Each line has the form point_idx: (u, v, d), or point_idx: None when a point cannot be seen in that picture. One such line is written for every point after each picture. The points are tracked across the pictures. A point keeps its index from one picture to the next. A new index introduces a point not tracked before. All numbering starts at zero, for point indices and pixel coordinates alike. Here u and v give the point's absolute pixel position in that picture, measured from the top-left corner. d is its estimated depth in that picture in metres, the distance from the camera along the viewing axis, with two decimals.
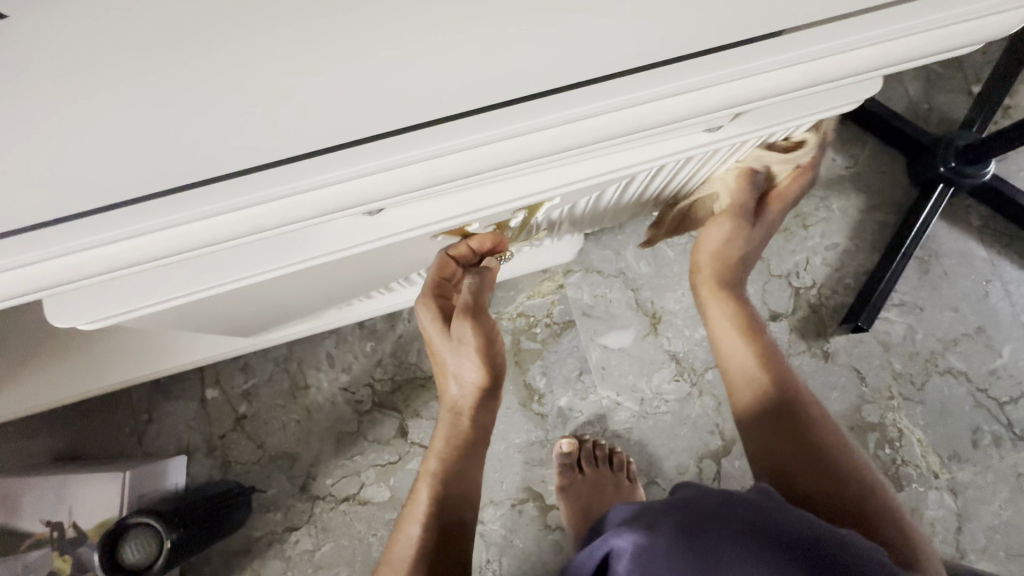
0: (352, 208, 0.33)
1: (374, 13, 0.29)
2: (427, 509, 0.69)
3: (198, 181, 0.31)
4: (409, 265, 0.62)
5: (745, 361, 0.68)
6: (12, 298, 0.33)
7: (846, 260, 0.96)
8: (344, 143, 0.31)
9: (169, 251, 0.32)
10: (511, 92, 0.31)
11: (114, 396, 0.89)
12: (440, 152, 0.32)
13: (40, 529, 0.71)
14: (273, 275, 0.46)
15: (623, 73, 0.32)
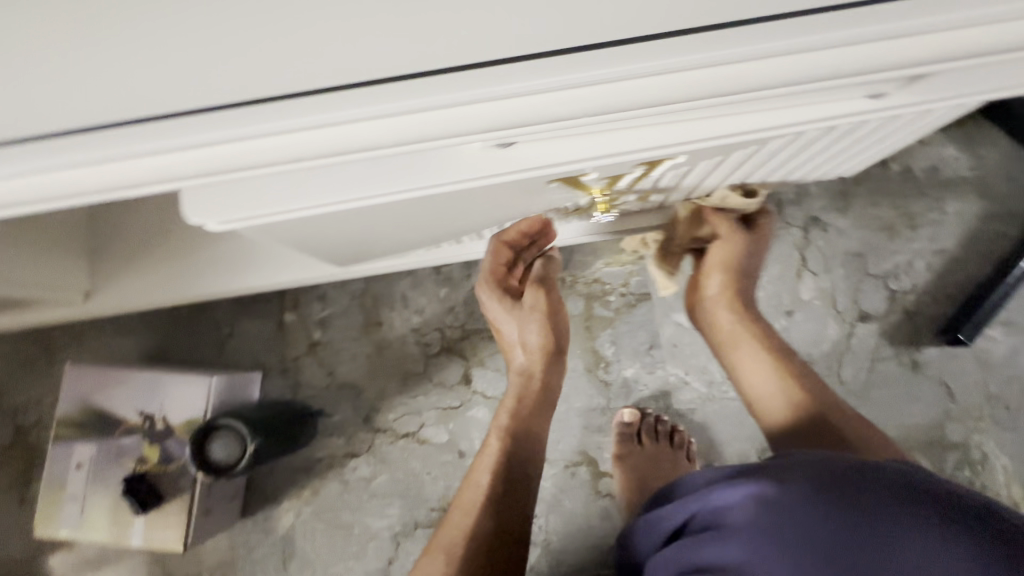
0: (513, 129, 0.33)
1: None
2: (497, 457, 0.70)
3: (369, 81, 0.31)
4: (510, 210, 0.61)
5: (768, 381, 0.70)
6: (178, 181, 0.34)
7: (952, 268, 0.89)
8: (530, 55, 0.30)
9: (333, 149, 0.33)
10: (695, 21, 0.30)
11: (200, 307, 0.93)
12: (615, 77, 0.31)
13: (132, 419, 0.76)
14: (399, 196, 0.46)
15: (824, 9, 0.30)
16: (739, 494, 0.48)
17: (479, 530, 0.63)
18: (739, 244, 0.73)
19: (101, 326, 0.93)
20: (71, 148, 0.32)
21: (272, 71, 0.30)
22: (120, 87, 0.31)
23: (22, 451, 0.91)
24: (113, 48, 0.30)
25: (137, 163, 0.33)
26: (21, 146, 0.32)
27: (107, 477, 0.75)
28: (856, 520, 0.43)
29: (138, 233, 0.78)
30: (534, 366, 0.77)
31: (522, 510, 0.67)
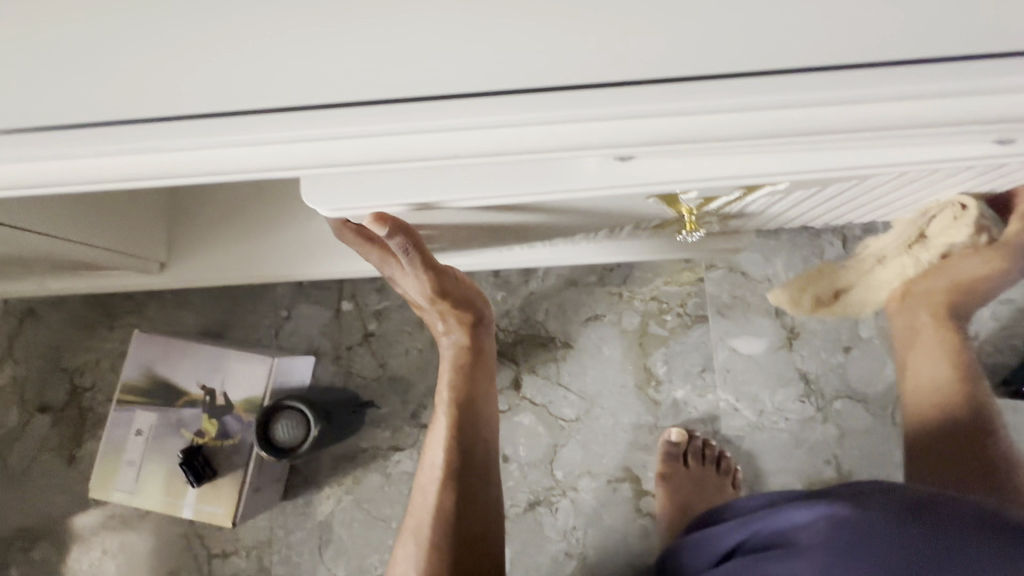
0: (663, 146, 0.34)
1: None
2: (447, 437, 0.65)
3: (535, 88, 0.32)
4: (595, 221, 0.62)
5: (937, 379, 0.73)
6: (334, 167, 0.37)
7: (1019, 319, 0.87)
8: (697, 76, 0.32)
9: (489, 150, 0.35)
10: (854, 55, 0.31)
11: (260, 288, 0.95)
12: (779, 105, 0.32)
13: (194, 391, 0.77)
14: (513, 200, 0.47)
15: (988, 55, 0.31)
16: (812, 513, 0.49)
17: (440, 516, 0.62)
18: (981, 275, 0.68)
19: (163, 298, 0.95)
20: (240, 128, 0.34)
21: (454, 69, 0.33)
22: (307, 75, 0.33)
23: (75, 413, 0.92)
24: (303, 42, 0.33)
25: (308, 147, 0.35)
26: (205, 120, 0.34)
27: (166, 445, 0.76)
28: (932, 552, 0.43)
29: (216, 212, 0.80)
30: (457, 337, 0.69)
31: (481, 486, 0.66)
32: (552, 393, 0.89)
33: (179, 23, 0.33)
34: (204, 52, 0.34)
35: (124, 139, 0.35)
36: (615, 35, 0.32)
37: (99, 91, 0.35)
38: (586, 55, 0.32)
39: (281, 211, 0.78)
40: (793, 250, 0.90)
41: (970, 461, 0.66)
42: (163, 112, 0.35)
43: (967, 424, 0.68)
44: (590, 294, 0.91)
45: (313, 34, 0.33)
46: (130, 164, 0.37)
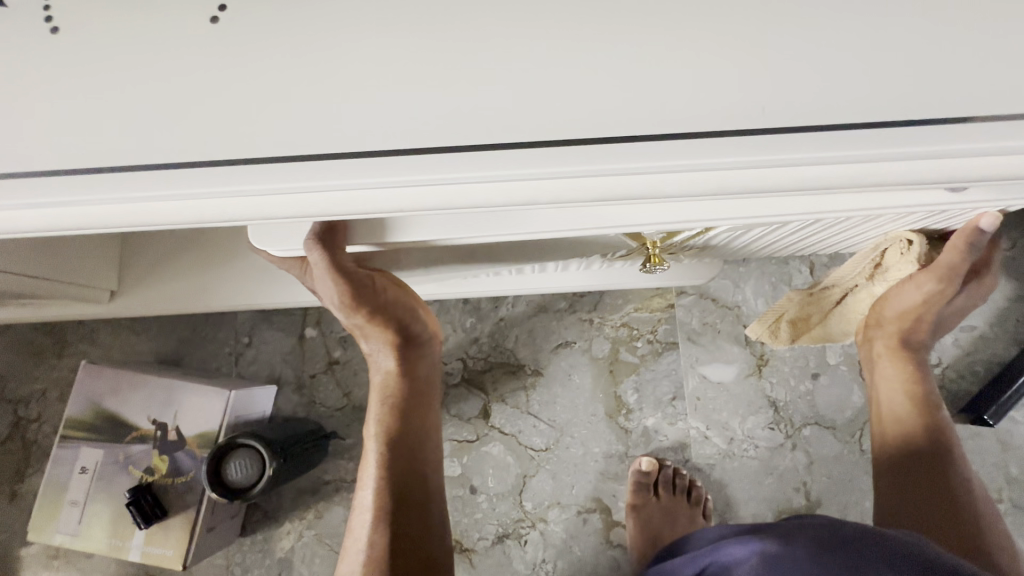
0: (612, 202, 0.34)
1: (673, 21, 0.31)
2: (376, 475, 0.58)
3: (480, 145, 0.31)
4: (559, 253, 0.61)
5: (895, 399, 0.71)
6: (278, 217, 0.35)
7: (979, 346, 0.89)
8: (652, 134, 0.31)
9: (438, 203, 0.34)
10: (794, 118, 0.31)
11: (221, 315, 0.91)
12: (725, 166, 0.32)
13: (145, 426, 0.73)
14: (472, 240, 0.46)
15: (924, 121, 0.31)
16: (747, 549, 0.48)
17: (370, 564, 0.55)
18: (930, 303, 0.62)
19: (117, 325, 0.91)
20: (170, 181, 0.32)
21: (403, 122, 0.32)
22: (241, 128, 0.32)
23: (19, 446, 0.88)
24: (241, 95, 0.32)
25: (250, 200, 0.34)
26: (138, 171, 0.32)
27: (112, 484, 0.72)
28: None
29: (169, 241, 0.76)
30: (385, 363, 0.62)
31: (421, 526, 0.58)
32: (521, 421, 0.87)
33: (119, 72, 0.32)
34: (143, 100, 0.32)
35: (50, 190, 0.33)
36: (558, 94, 0.31)
37: (25, 139, 0.33)
38: (539, 111, 0.31)
39: (237, 238, 0.74)
40: (761, 277, 0.90)
41: (928, 489, 0.65)
42: (84, 160, 0.32)
43: (923, 452, 0.67)
44: (560, 321, 0.90)
45: (256, 82, 0.32)
46: (52, 214, 0.34)
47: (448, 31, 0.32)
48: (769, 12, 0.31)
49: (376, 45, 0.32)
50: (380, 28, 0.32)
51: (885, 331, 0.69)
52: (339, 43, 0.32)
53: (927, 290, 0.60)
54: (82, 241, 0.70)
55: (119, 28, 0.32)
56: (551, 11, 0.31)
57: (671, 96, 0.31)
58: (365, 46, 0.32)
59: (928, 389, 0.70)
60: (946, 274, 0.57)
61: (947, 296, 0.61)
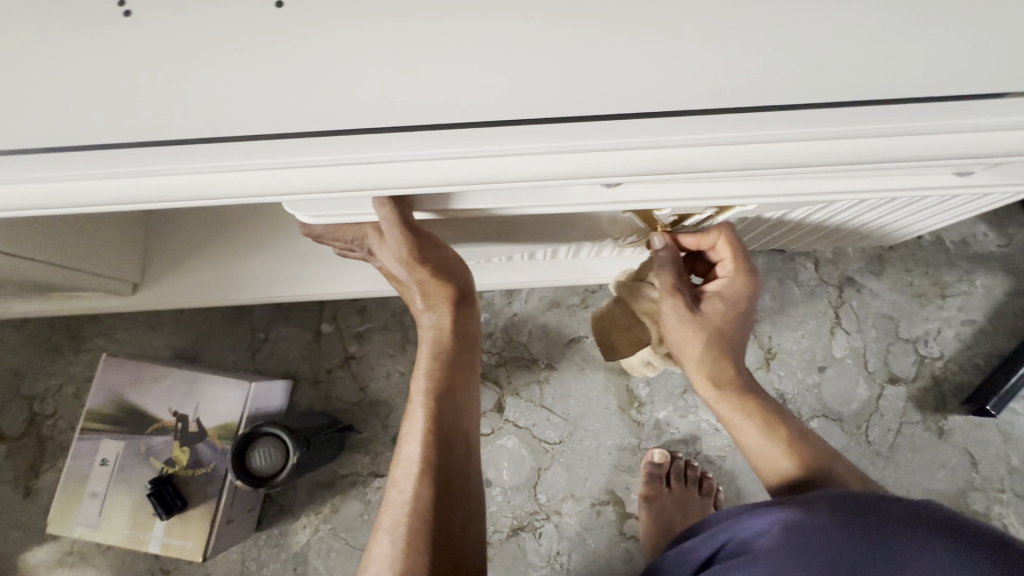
0: (646, 175, 0.36)
1: (704, 4, 0.33)
2: (424, 429, 0.59)
3: (525, 120, 0.34)
4: (578, 234, 0.65)
5: (768, 445, 0.65)
6: (337, 193, 0.37)
7: (979, 339, 0.92)
8: (686, 110, 0.34)
9: (484, 176, 0.36)
10: (814, 93, 0.33)
11: (238, 311, 0.92)
12: (752, 141, 0.35)
13: (166, 417, 0.74)
14: (506, 208, 0.48)
15: (932, 97, 0.34)
16: (767, 520, 0.50)
17: (416, 514, 0.56)
18: (692, 321, 0.64)
19: (134, 319, 0.92)
20: (240, 151, 0.35)
21: (464, 98, 0.34)
22: (300, 103, 0.34)
23: (33, 441, 0.88)
24: (298, 71, 0.34)
25: (309, 171, 0.36)
26: (205, 144, 0.35)
27: (133, 475, 0.73)
28: (873, 540, 0.44)
29: (194, 235, 0.79)
30: (439, 320, 0.63)
31: (465, 477, 0.60)
32: (534, 415, 0.89)
33: (193, 47, 0.34)
34: (215, 74, 0.34)
35: (124, 162, 0.35)
36: (596, 71, 0.34)
37: (102, 113, 0.34)
38: (593, 86, 0.34)
39: (258, 233, 0.78)
40: (766, 274, 0.93)
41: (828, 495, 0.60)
42: (153, 135, 0.34)
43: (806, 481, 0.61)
44: (573, 315, 0.91)
45: (324, 58, 0.34)
46: (116, 186, 0.36)
47: (493, 12, 0.34)
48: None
49: (440, 22, 0.34)
50: (443, 6, 0.34)
51: (728, 374, 0.68)
52: (390, 24, 0.33)
53: (732, 291, 0.65)
54: (107, 234, 0.71)
55: (180, 10, 0.34)
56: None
57: (716, 72, 0.33)
58: (429, 21, 0.34)
59: (759, 406, 0.68)
60: (738, 263, 0.63)
61: (741, 298, 0.66)
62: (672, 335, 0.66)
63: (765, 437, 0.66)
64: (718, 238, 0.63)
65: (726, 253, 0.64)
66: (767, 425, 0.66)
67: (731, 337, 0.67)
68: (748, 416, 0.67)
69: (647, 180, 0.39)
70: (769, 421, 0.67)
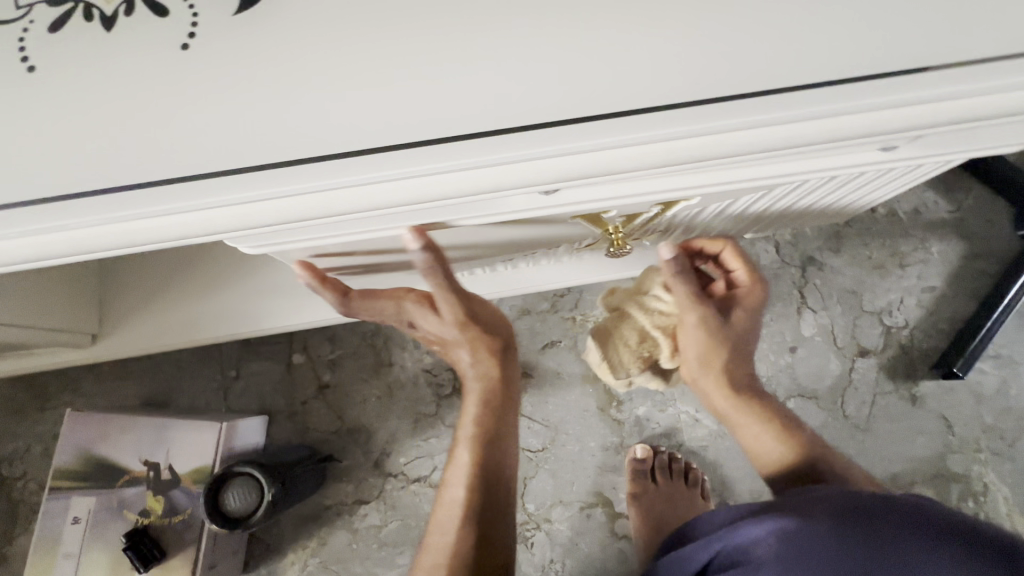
0: (569, 180, 0.36)
1: (608, 13, 0.35)
2: (469, 473, 0.60)
3: (443, 138, 0.35)
4: (533, 243, 0.64)
5: (774, 443, 0.68)
6: (259, 228, 0.37)
7: (941, 304, 0.94)
8: (599, 116, 0.35)
9: (408, 199, 0.36)
10: (720, 87, 0.34)
11: (206, 350, 0.91)
12: (667, 137, 0.35)
13: (137, 467, 0.73)
14: (445, 223, 0.48)
15: (834, 81, 0.35)
16: (763, 528, 0.51)
17: (459, 557, 0.57)
18: (716, 331, 0.63)
19: (99, 371, 0.90)
20: (157, 196, 0.34)
21: (386, 122, 0.35)
22: (218, 142, 0.34)
23: (5, 505, 0.85)
24: (216, 112, 0.34)
25: (233, 209, 0.35)
26: (124, 192, 0.34)
27: (108, 529, 0.71)
28: (870, 546, 0.46)
29: (150, 280, 0.78)
30: (488, 370, 0.62)
31: (504, 519, 0.61)
32: None
33: (110, 96, 0.34)
34: (133, 122, 0.34)
35: (48, 217, 0.35)
36: (507, 86, 0.35)
37: (24, 170, 0.34)
38: (512, 101, 0.35)
39: (216, 271, 0.77)
40: None
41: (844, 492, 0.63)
42: (73, 188, 0.34)
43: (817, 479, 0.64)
44: (544, 321, 0.92)
45: (243, 96, 0.34)
46: (42, 241, 0.36)
47: (405, 40, 0.35)
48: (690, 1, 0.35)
49: (356, 51, 0.34)
50: (357, 34, 0.34)
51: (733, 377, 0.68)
52: (304, 60, 0.34)
53: (742, 299, 0.66)
54: (59, 288, 0.70)
55: (93, 64, 0.34)
56: (499, 15, 0.35)
57: (628, 75, 0.35)
58: (345, 50, 0.34)
59: (765, 409, 0.70)
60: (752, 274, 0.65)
61: (755, 305, 0.67)
62: (691, 342, 0.63)
63: (773, 437, 0.68)
64: (723, 249, 0.65)
65: (735, 264, 0.66)
66: (775, 426, 0.69)
67: (741, 343, 0.67)
68: (758, 419, 0.69)
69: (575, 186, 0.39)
70: (776, 422, 0.69)
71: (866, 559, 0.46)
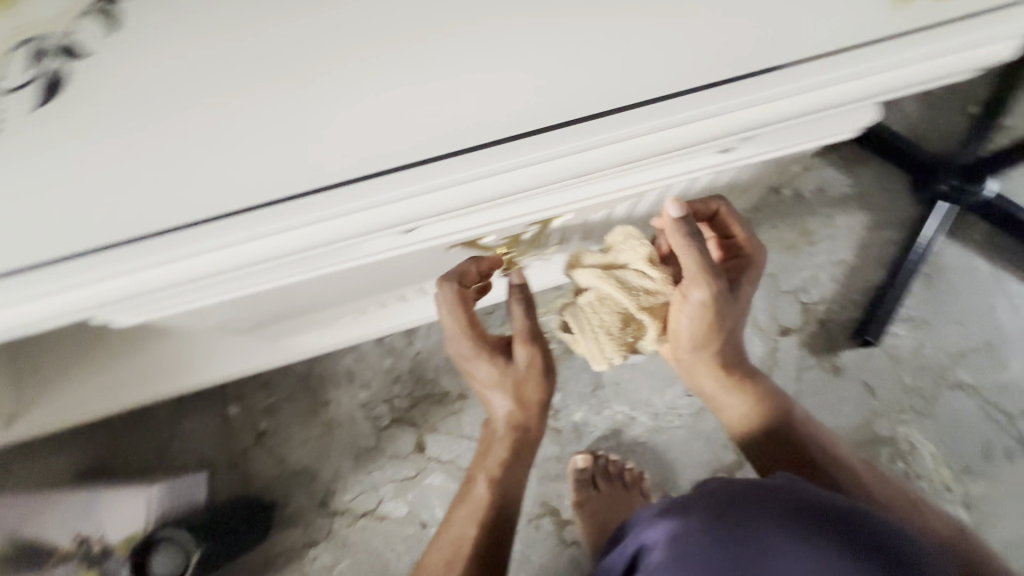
0: (390, 227, 0.38)
1: (405, 70, 0.37)
2: (483, 508, 0.63)
3: (259, 205, 0.37)
4: (427, 273, 0.64)
5: (748, 414, 0.69)
6: (110, 301, 0.39)
7: (852, 276, 0.98)
8: (403, 166, 0.37)
9: (241, 262, 0.38)
10: (515, 128, 0.37)
11: (138, 414, 0.90)
12: (471, 177, 0.37)
13: (67, 544, 0.72)
14: (312, 273, 0.48)
15: (620, 107, 0.37)
16: (657, 532, 0.49)
17: None
18: (722, 306, 0.59)
19: (28, 450, 0.88)
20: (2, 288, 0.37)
21: (217, 191, 0.37)
22: (54, 234, 0.37)
23: None
24: (48, 207, 0.37)
25: (77, 291, 0.38)
26: None
27: None
28: (743, 550, 0.43)
29: None
30: (525, 419, 0.65)
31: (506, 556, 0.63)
32: (456, 446, 0.89)
33: None
34: None
35: None
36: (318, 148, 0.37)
37: None
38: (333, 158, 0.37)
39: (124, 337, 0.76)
40: None
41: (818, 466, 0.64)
42: None
43: (793, 451, 0.65)
44: None
45: (74, 187, 0.37)
46: None
47: (219, 118, 0.37)
48: (480, 50, 0.37)
49: (178, 132, 0.37)
50: (178, 117, 0.37)
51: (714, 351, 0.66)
52: (124, 148, 0.37)
53: (740, 269, 0.65)
54: None
55: None
56: (304, 83, 0.37)
57: (438, 121, 0.37)
58: (169, 131, 0.37)
59: (747, 383, 0.69)
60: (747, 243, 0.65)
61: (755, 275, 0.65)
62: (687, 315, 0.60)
63: (749, 407, 0.69)
64: (720, 211, 0.64)
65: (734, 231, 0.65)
66: (752, 398, 0.69)
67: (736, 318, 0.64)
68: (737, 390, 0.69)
69: (404, 228, 0.41)
70: (753, 394, 0.69)
71: (740, 562, 0.43)
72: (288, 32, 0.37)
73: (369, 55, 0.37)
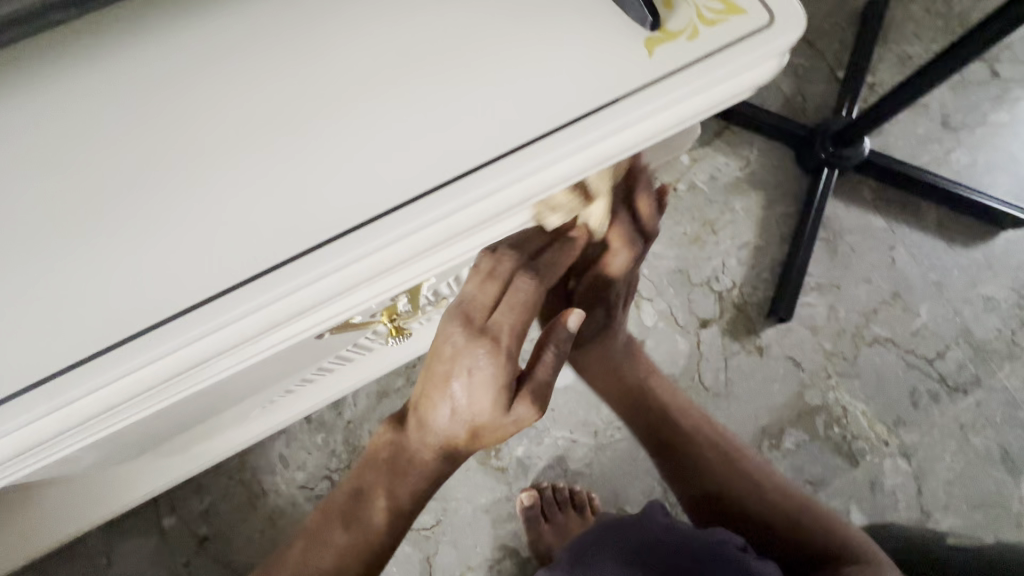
0: (184, 373, 0.34)
1: (163, 203, 0.33)
2: (364, 539, 0.49)
3: (10, 394, 0.30)
4: (313, 360, 0.63)
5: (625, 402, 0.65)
6: None
7: (758, 255, 1.00)
8: (176, 313, 0.32)
9: (14, 452, 0.32)
10: (297, 245, 0.33)
11: (65, 550, 0.86)
12: (260, 307, 0.33)
13: None
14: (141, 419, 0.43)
15: (410, 200, 0.34)
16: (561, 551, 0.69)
17: None
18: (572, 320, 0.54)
19: None
20: None
21: None
22: None
23: None
24: None
25: None
26: None
27: None
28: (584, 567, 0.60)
29: None
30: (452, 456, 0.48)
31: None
32: None
33: None
34: None
35: None
36: (70, 310, 0.32)
37: None
38: (82, 325, 0.31)
39: None
40: None
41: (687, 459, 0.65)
42: None
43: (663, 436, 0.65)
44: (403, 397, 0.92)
45: None
46: None
47: None
48: (249, 164, 0.34)
49: None
50: None
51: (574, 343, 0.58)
52: None
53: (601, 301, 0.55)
54: None
55: None
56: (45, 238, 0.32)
57: (200, 262, 0.32)
58: None
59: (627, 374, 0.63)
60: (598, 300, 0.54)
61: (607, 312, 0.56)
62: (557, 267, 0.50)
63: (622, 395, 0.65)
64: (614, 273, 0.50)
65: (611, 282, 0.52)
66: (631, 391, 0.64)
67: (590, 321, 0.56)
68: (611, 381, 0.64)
69: (210, 365, 0.36)
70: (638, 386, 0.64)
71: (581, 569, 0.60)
72: (18, 190, 0.33)
73: (116, 202, 0.33)
